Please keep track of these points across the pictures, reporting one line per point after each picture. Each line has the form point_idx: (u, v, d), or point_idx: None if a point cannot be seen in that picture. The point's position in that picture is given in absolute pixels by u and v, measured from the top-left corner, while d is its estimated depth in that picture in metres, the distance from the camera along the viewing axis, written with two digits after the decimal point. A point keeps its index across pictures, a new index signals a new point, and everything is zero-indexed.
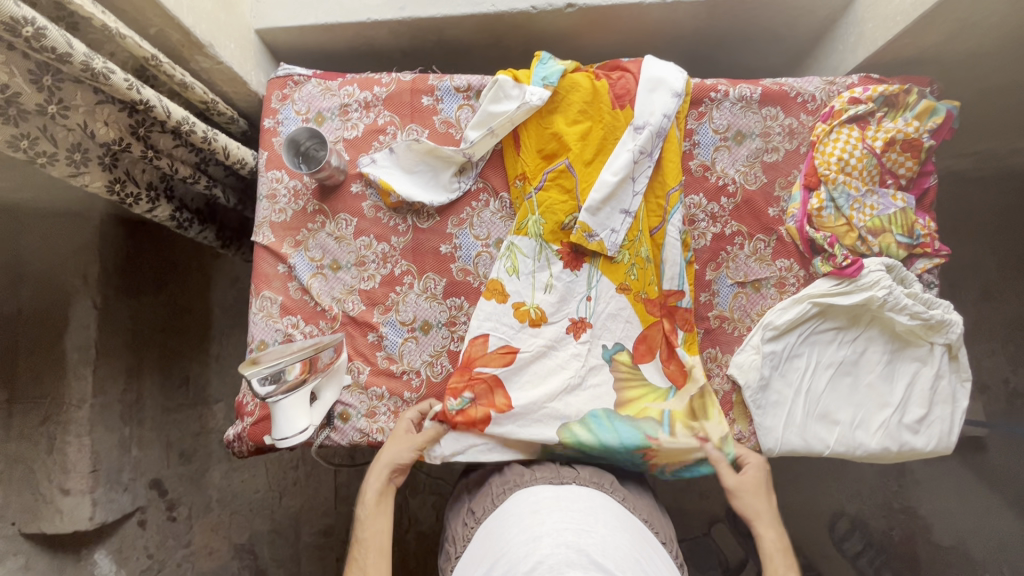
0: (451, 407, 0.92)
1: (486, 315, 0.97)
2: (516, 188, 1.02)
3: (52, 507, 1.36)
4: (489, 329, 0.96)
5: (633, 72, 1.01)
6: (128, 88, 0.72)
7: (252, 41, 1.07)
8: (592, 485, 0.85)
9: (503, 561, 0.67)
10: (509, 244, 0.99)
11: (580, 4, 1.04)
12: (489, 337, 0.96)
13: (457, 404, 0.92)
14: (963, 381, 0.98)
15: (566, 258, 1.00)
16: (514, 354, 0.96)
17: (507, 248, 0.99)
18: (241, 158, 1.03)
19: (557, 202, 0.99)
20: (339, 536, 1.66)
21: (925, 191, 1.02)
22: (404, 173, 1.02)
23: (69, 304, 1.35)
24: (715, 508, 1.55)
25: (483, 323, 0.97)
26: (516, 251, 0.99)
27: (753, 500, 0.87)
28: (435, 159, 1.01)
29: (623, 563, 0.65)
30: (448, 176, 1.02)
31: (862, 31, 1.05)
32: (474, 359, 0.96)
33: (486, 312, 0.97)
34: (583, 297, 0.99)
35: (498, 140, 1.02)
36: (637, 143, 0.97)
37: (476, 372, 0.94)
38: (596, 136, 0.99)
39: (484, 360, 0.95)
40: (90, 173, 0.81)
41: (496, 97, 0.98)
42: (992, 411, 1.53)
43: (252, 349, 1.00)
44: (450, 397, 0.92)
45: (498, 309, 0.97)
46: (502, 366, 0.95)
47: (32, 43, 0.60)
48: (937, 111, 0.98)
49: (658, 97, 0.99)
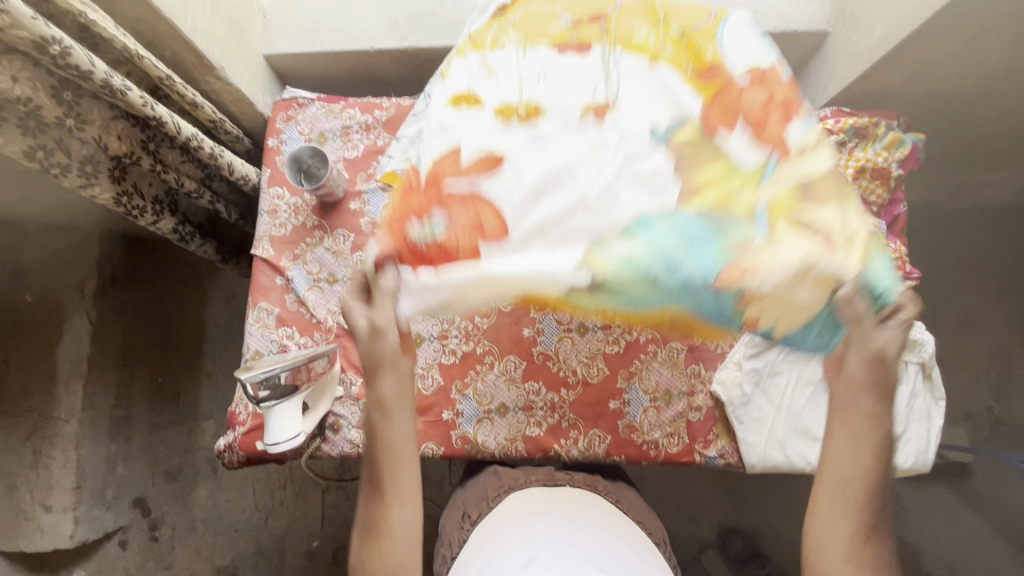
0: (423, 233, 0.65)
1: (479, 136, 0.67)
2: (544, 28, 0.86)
3: (33, 524, 1.37)
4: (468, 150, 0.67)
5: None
6: (143, 104, 0.77)
7: (260, 65, 1.13)
8: (585, 488, 0.92)
9: (499, 557, 0.74)
10: (483, 58, 0.74)
11: None
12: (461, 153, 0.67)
13: (435, 224, 0.65)
14: (938, 400, 1.01)
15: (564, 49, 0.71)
16: (487, 182, 0.65)
17: (481, 61, 0.74)
18: (246, 174, 1.09)
19: (536, 19, 0.77)
20: (325, 559, 1.63)
21: (896, 217, 1.07)
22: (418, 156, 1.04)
23: (65, 316, 1.37)
24: (705, 532, 1.62)
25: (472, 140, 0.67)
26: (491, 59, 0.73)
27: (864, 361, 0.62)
28: None
29: (613, 558, 0.74)
30: None
31: (832, 68, 1.13)
32: (444, 174, 0.67)
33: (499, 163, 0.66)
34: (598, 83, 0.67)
35: None
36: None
37: (447, 188, 0.65)
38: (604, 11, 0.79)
39: (455, 173, 0.66)
40: (100, 184, 0.85)
41: None
42: (976, 437, 1.56)
43: (247, 359, 1.02)
44: (420, 220, 0.66)
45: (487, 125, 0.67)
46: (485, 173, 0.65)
47: (58, 61, 0.64)
48: (904, 142, 1.04)
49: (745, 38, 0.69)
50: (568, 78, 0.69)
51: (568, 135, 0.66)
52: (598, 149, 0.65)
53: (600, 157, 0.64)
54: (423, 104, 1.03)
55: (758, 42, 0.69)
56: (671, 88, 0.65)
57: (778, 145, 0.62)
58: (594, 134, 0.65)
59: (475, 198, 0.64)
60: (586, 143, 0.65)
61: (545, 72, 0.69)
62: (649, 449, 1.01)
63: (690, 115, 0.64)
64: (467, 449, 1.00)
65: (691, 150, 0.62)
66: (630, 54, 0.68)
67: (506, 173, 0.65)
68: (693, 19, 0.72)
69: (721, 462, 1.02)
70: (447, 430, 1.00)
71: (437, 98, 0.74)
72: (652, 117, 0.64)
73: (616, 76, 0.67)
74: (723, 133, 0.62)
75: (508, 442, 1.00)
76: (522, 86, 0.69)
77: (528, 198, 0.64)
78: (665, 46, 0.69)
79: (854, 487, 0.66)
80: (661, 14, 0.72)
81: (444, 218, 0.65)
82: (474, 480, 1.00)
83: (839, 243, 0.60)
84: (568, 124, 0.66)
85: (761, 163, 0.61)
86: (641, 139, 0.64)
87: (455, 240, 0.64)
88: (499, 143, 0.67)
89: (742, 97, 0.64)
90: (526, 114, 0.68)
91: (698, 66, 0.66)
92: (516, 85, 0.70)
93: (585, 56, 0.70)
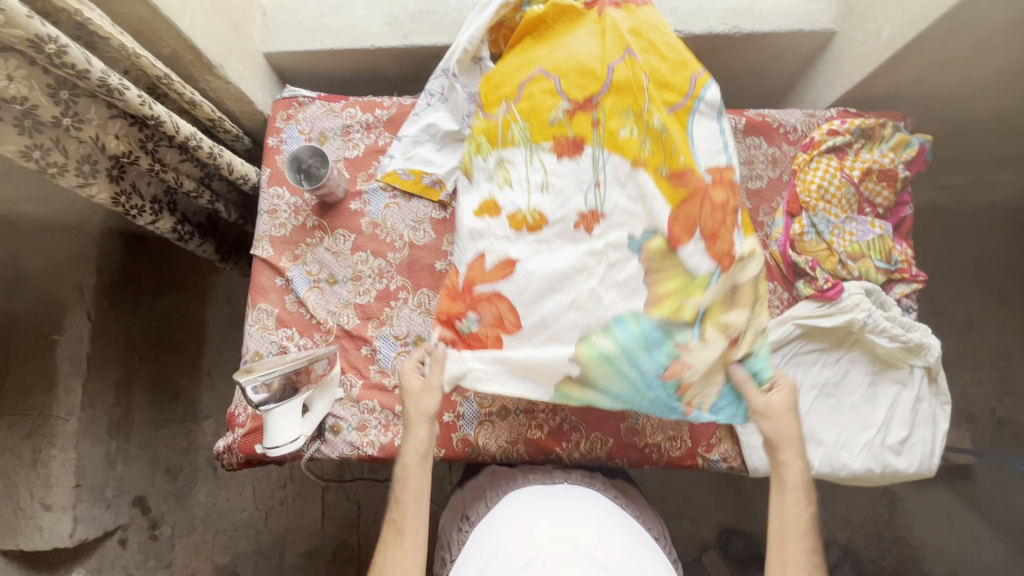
0: (462, 329, 0.90)
1: (483, 234, 0.93)
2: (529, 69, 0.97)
3: (32, 524, 1.35)
4: (484, 249, 0.92)
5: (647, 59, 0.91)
6: (140, 103, 0.75)
7: (260, 63, 1.12)
8: (583, 484, 0.92)
9: (497, 558, 0.73)
10: (498, 159, 0.95)
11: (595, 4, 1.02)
12: (485, 256, 0.91)
13: (468, 325, 0.89)
14: (943, 404, 1.00)
15: (562, 149, 0.92)
16: (512, 266, 0.89)
17: (496, 164, 0.95)
18: (246, 174, 1.07)
19: (539, 103, 0.94)
20: (324, 558, 1.63)
21: (901, 220, 1.06)
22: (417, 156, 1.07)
23: (63, 315, 1.36)
24: (705, 533, 1.61)
25: (478, 244, 0.93)
26: (506, 164, 0.95)
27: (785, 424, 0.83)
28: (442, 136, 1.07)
29: (615, 556, 0.71)
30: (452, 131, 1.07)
31: (839, 68, 1.12)
32: (474, 279, 0.91)
33: (482, 231, 0.93)
34: (592, 185, 0.90)
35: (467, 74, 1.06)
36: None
37: (476, 292, 0.90)
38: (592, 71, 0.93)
39: (483, 279, 0.90)
40: (98, 184, 0.84)
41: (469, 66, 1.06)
42: (979, 439, 1.56)
43: (246, 361, 1.01)
44: (458, 320, 0.90)
45: (491, 224, 0.93)
46: (501, 279, 0.89)
47: (54, 59, 0.63)
48: (910, 144, 1.04)
49: (706, 130, 0.91)
50: (564, 189, 0.91)
51: (565, 239, 0.90)
52: (588, 255, 0.87)
53: (590, 266, 0.87)
54: (425, 102, 1.07)
55: (717, 142, 0.91)
56: (645, 194, 0.88)
57: (723, 261, 0.86)
58: (585, 242, 0.89)
59: (493, 297, 0.88)
60: (579, 250, 0.88)
61: (548, 180, 0.92)
62: (652, 452, 1.00)
63: (658, 229, 0.87)
64: (467, 451, 0.99)
65: (655, 261, 0.86)
66: (616, 156, 0.90)
67: (518, 276, 0.88)
68: (668, 103, 0.90)
69: (724, 466, 1.00)
70: (448, 432, 0.99)
71: (465, 203, 0.97)
72: (628, 228, 0.88)
73: (603, 186, 0.90)
74: (685, 245, 0.86)
75: (510, 444, 0.99)
76: (528, 195, 0.92)
77: (535, 296, 0.87)
78: (646, 147, 0.89)
79: (806, 532, 0.76)
80: (645, 99, 0.89)
81: (476, 317, 0.89)
82: (474, 482, 0.99)
83: (748, 341, 0.87)
84: (564, 232, 0.91)
85: (707, 275, 0.85)
86: (620, 246, 0.87)
87: (486, 335, 0.88)
88: (516, 247, 0.91)
89: (701, 210, 0.86)
90: (532, 221, 0.91)
91: (670, 168, 0.88)
92: (524, 193, 0.93)
93: (578, 161, 0.92)
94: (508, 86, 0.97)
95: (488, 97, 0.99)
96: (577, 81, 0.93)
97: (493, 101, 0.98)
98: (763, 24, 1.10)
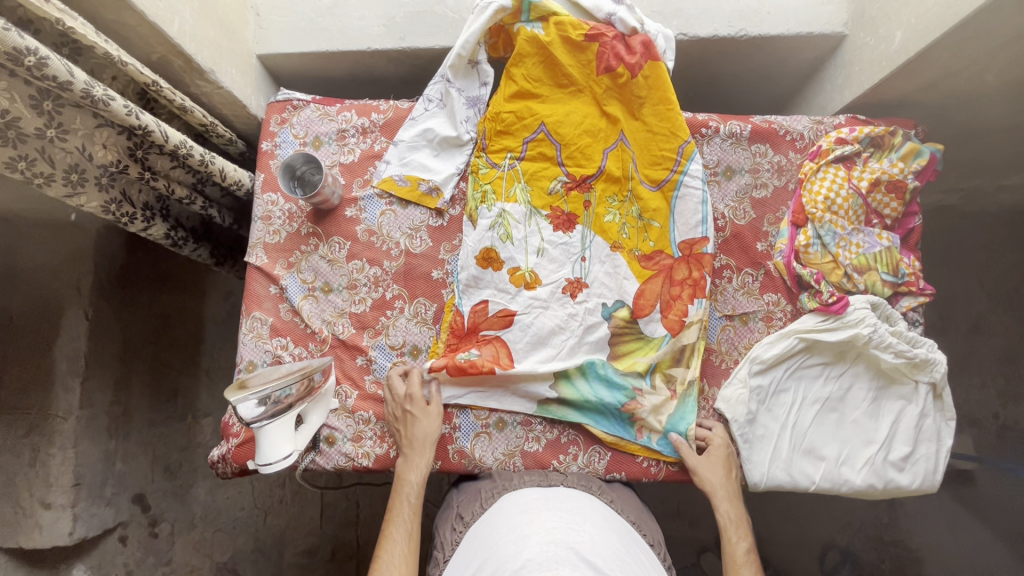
0: (461, 358, 0.96)
1: (487, 282, 1.01)
2: (527, 110, 1.03)
3: (32, 522, 1.34)
4: (489, 296, 1.00)
5: (644, 122, 1.03)
6: (127, 113, 0.73)
7: (253, 65, 1.09)
8: (578, 487, 0.91)
9: (491, 559, 0.71)
10: (500, 210, 1.02)
11: (603, 11, 1.01)
12: (489, 303, 1.00)
13: (467, 356, 0.96)
14: (947, 419, 0.99)
15: (558, 220, 1.03)
16: (512, 317, 0.99)
17: (499, 215, 1.02)
18: (239, 180, 1.04)
19: (541, 169, 1.04)
20: (323, 556, 1.63)
21: (910, 231, 1.04)
22: (413, 162, 1.05)
23: (59, 315, 1.34)
24: (705, 536, 1.60)
25: (483, 291, 1.01)
26: (508, 217, 1.02)
27: (714, 474, 0.92)
28: (439, 141, 1.05)
29: (611, 561, 0.70)
30: (450, 136, 1.05)
31: (849, 73, 1.08)
32: (478, 324, 0.99)
33: (486, 279, 1.01)
34: (578, 258, 1.02)
35: (466, 73, 1.05)
36: (630, 17, 1.00)
37: (481, 337, 0.99)
38: (592, 138, 1.03)
39: (487, 324, 0.99)
40: (86, 193, 0.82)
41: (467, 71, 1.05)
42: (982, 443, 1.54)
43: (240, 370, 1.00)
44: (460, 352, 0.97)
45: (497, 275, 1.01)
46: (502, 328, 0.99)
47: (35, 72, 0.61)
48: (921, 153, 1.01)
49: (688, 206, 1.02)
50: (558, 255, 1.02)
51: (557, 300, 1.00)
52: (571, 316, 1.00)
53: (571, 326, 1.00)
54: (423, 107, 1.05)
55: (697, 214, 1.02)
56: (619, 272, 1.03)
57: (674, 327, 1.00)
58: (570, 305, 1.01)
59: (494, 339, 0.99)
60: (565, 312, 1.00)
61: (544, 245, 1.02)
62: (650, 466, 0.98)
63: (625, 300, 1.01)
64: (464, 464, 0.97)
65: (621, 328, 1.01)
66: (601, 238, 1.03)
67: (517, 327, 0.99)
68: (655, 179, 1.03)
69: None
70: (444, 443, 0.97)
71: (465, 247, 1.01)
72: (603, 297, 1.01)
73: (588, 261, 1.02)
74: (646, 314, 1.01)
75: (506, 457, 0.97)
76: (527, 254, 1.01)
77: (531, 346, 0.99)
78: (625, 232, 1.04)
79: (745, 561, 0.83)
80: (630, 184, 1.04)
81: (477, 351, 0.97)
82: (468, 486, 0.97)
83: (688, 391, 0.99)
84: (556, 290, 1.01)
85: (660, 338, 1.00)
86: (595, 312, 1.01)
87: (484, 362, 0.95)
88: (514, 300, 1.00)
89: (665, 285, 1.02)
90: (530, 279, 1.01)
91: (643, 250, 1.03)
92: (523, 252, 1.01)
93: (570, 234, 1.03)
94: (513, 135, 1.04)
95: (492, 141, 1.04)
96: (576, 156, 1.03)
97: (498, 149, 1.04)
98: (771, 27, 1.07)
